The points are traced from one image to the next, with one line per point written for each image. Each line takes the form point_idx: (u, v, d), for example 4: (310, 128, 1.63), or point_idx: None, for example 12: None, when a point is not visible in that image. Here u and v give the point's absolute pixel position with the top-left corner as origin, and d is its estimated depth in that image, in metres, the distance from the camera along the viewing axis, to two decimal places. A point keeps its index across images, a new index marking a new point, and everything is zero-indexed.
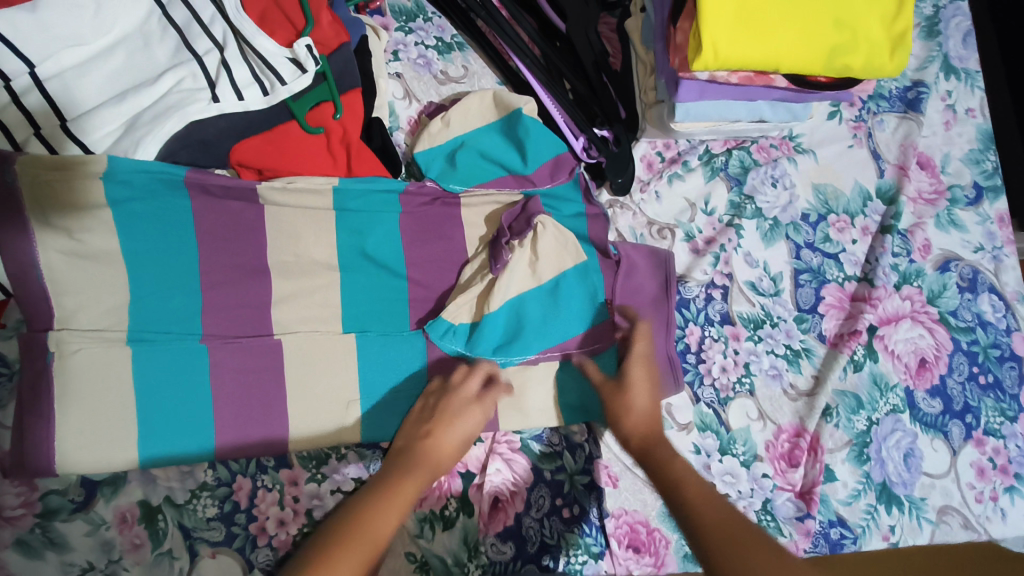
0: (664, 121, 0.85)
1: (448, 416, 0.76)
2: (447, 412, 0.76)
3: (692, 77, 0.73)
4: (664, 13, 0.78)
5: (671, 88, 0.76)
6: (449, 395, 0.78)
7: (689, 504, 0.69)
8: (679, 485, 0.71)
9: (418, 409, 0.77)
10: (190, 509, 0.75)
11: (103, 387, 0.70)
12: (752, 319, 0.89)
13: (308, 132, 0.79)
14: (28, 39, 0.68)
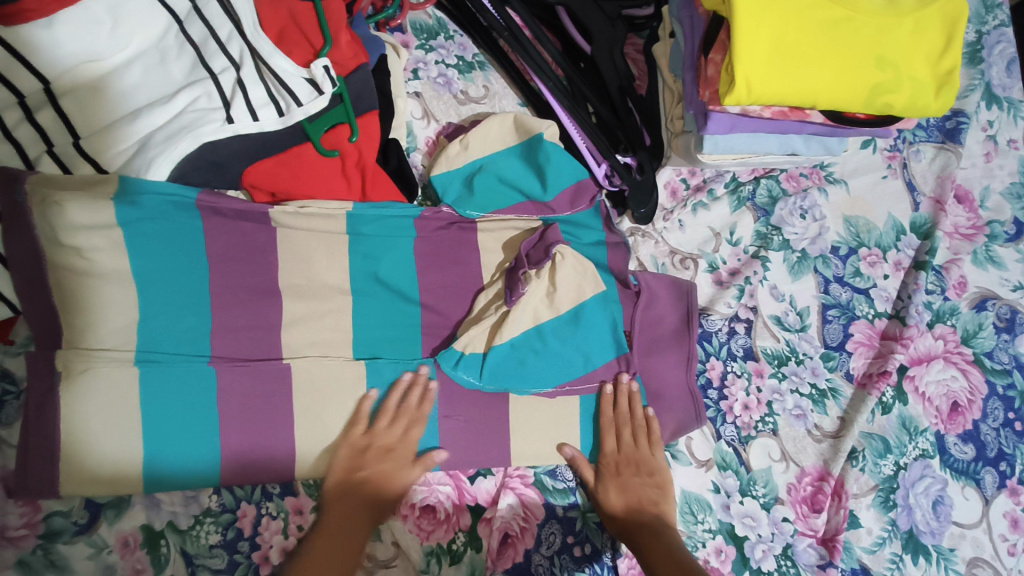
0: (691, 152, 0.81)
1: (381, 460, 0.73)
2: (379, 455, 0.74)
3: (722, 110, 0.70)
4: (694, 43, 0.75)
5: (700, 120, 0.73)
6: (381, 433, 0.74)
7: None
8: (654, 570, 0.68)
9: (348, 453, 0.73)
10: (192, 535, 0.73)
11: (111, 409, 0.68)
12: (776, 355, 0.85)
13: (323, 154, 0.78)
14: (40, 54, 0.67)
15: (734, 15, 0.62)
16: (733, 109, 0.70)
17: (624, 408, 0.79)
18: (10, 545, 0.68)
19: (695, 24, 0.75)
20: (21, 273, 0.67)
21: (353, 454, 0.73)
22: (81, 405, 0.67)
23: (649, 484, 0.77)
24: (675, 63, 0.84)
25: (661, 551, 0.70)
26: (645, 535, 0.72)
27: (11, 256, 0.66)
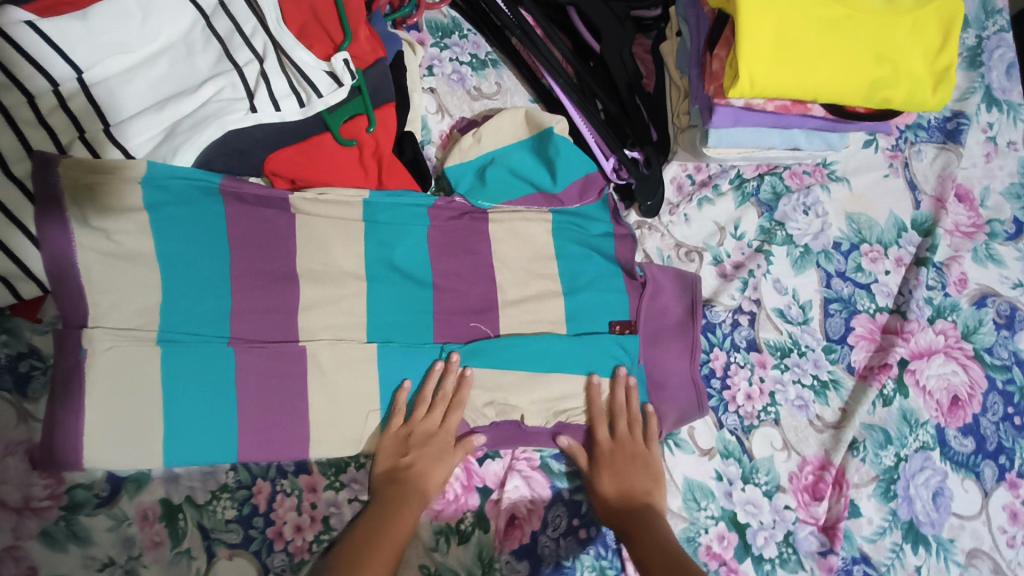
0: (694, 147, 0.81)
1: (427, 445, 0.76)
2: (422, 440, 0.77)
3: (726, 103, 0.70)
4: (700, 41, 0.76)
5: (705, 115, 0.73)
6: (419, 422, 0.77)
7: (634, 538, 0.71)
8: (637, 535, 0.71)
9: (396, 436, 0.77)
10: (209, 510, 0.76)
11: (133, 386, 0.71)
12: (778, 347, 0.87)
13: (341, 144, 0.80)
14: (75, 43, 0.71)
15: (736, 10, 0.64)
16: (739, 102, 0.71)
17: (620, 399, 0.81)
18: (34, 515, 0.72)
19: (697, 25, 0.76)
20: (52, 258, 0.70)
21: (397, 442, 0.77)
22: (103, 381, 0.70)
23: (642, 473, 0.78)
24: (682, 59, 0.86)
25: (639, 515, 0.74)
26: (635, 525, 0.72)
27: (42, 233, 0.69)
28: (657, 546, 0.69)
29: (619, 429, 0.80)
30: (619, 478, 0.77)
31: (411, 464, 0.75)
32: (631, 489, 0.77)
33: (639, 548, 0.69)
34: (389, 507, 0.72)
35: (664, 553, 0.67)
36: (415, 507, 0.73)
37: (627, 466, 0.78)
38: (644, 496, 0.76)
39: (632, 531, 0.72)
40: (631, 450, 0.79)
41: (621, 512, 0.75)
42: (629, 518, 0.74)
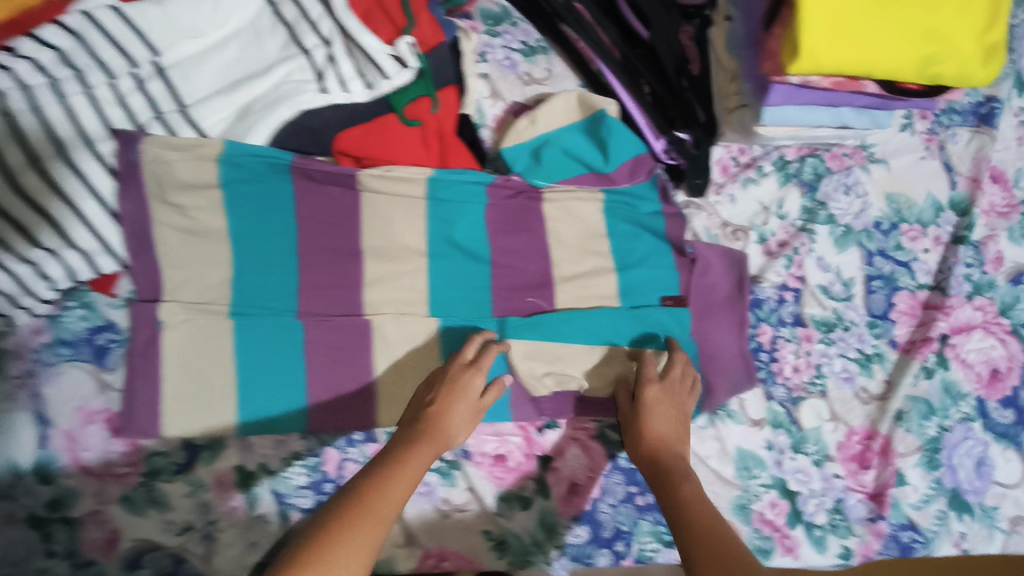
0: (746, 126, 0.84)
1: (457, 388, 0.75)
2: (455, 385, 0.75)
3: (783, 80, 0.73)
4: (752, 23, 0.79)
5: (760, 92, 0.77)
6: (452, 366, 0.76)
7: (672, 506, 0.68)
8: (673, 500, 0.69)
9: (430, 381, 0.76)
10: (282, 476, 0.79)
11: (204, 356, 0.77)
12: (824, 322, 0.90)
13: (405, 123, 0.84)
14: (154, 27, 0.75)
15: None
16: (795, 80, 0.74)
17: (674, 372, 0.79)
18: (117, 480, 0.76)
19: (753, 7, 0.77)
20: (132, 233, 0.76)
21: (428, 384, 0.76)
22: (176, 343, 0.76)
23: (671, 423, 0.76)
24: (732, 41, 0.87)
25: (677, 479, 0.71)
26: (668, 476, 0.71)
27: (124, 211, 0.76)
28: (698, 518, 0.65)
29: (671, 373, 0.79)
30: (662, 426, 0.76)
31: (433, 403, 0.73)
32: (664, 443, 0.75)
33: (679, 516, 0.66)
34: (398, 452, 0.68)
35: (705, 525, 0.65)
36: (429, 450, 0.69)
37: (659, 411, 0.76)
38: (678, 447, 0.75)
39: (667, 489, 0.70)
40: (667, 396, 0.78)
41: (654, 472, 0.73)
42: (662, 477, 0.72)
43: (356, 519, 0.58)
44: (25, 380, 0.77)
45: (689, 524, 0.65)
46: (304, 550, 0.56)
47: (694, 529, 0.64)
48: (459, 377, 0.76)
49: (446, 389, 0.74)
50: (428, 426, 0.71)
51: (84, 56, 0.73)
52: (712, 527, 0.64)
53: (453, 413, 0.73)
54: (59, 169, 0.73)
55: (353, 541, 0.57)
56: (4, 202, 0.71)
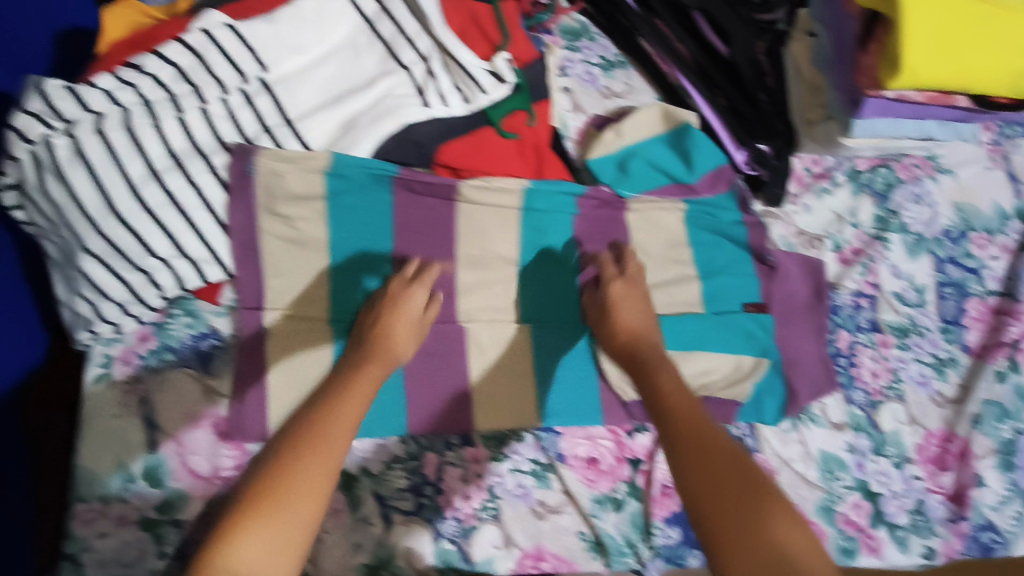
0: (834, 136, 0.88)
1: (395, 304, 0.77)
2: (394, 299, 0.77)
3: (879, 95, 0.76)
4: (841, 39, 0.82)
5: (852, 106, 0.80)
6: (395, 281, 0.79)
7: (663, 408, 0.69)
8: (661, 401, 0.70)
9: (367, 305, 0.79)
10: (384, 479, 0.80)
11: (307, 363, 0.78)
12: (899, 327, 0.92)
13: (503, 136, 0.86)
14: (264, 45, 0.78)
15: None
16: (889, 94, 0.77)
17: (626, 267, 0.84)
18: (224, 484, 0.76)
19: (842, 26, 0.82)
20: (239, 243, 0.78)
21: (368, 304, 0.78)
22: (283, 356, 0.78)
23: (649, 326, 0.78)
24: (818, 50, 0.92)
25: (660, 379, 0.72)
26: (646, 365, 0.74)
27: (234, 221, 0.78)
28: (690, 428, 0.66)
29: (629, 270, 0.83)
30: (633, 318, 0.79)
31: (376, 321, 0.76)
32: (636, 334, 0.77)
33: (669, 419, 0.67)
34: (348, 373, 0.73)
35: (688, 437, 0.65)
36: (379, 366, 0.73)
37: (626, 305, 0.80)
38: (651, 339, 0.77)
39: (647, 377, 0.73)
40: (628, 290, 0.81)
41: (637, 366, 0.74)
42: (643, 372, 0.73)
43: (301, 460, 0.64)
44: (134, 386, 0.78)
45: (677, 434, 0.66)
46: (226, 522, 0.59)
47: (676, 414, 0.68)
48: (399, 295, 0.77)
49: (387, 304, 0.77)
50: (378, 343, 0.75)
51: (203, 74, 0.76)
52: (705, 438, 0.65)
53: (399, 326, 0.76)
54: (175, 179, 0.74)
55: (313, 454, 0.64)
56: (124, 213, 0.72)
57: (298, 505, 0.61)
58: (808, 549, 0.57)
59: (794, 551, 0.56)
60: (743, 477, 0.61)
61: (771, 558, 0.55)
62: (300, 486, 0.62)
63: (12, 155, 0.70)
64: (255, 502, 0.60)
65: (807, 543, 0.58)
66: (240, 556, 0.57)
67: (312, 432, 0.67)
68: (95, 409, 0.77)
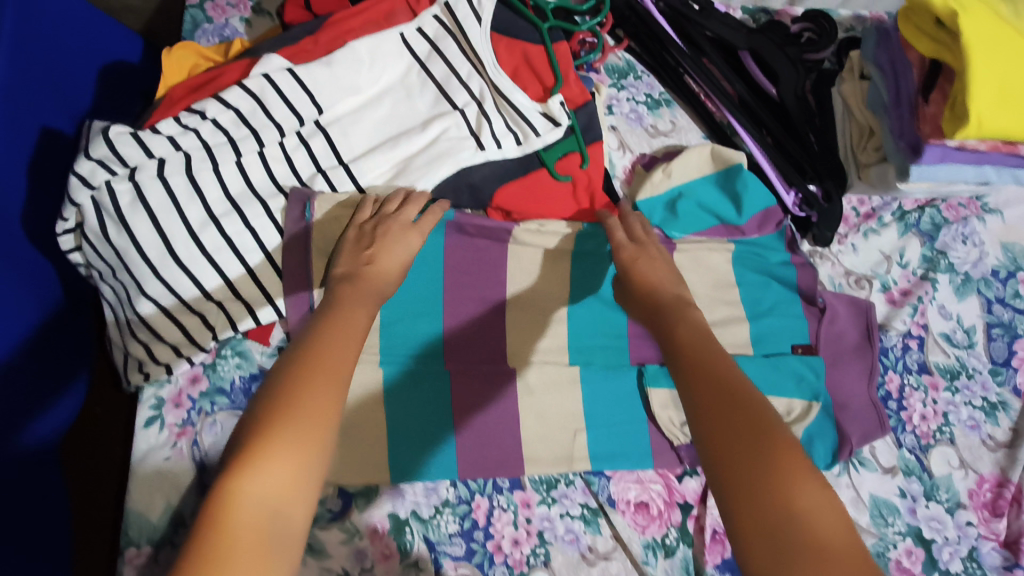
0: (884, 181, 0.88)
1: (390, 238, 0.74)
2: (388, 234, 0.74)
3: (939, 143, 0.79)
4: (898, 86, 0.86)
5: (909, 152, 0.82)
6: (387, 215, 0.75)
7: (677, 352, 0.63)
8: (675, 344, 0.64)
9: (356, 237, 0.74)
10: (434, 523, 0.79)
11: (359, 407, 0.79)
12: (948, 369, 0.92)
13: (557, 179, 0.86)
14: (322, 88, 0.79)
15: (966, 43, 0.71)
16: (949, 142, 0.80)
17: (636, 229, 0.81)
18: None
19: (901, 74, 0.85)
20: (293, 287, 0.76)
21: (358, 238, 0.74)
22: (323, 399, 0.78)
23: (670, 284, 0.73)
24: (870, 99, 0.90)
25: (677, 326, 0.66)
26: (666, 314, 0.68)
27: (286, 265, 0.77)
28: (702, 368, 0.59)
29: (637, 233, 0.80)
30: (652, 273, 0.74)
31: (370, 258, 0.72)
32: (648, 287, 0.73)
33: (681, 362, 0.61)
34: (341, 302, 0.66)
35: (703, 377, 0.59)
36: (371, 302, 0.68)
37: (643, 265, 0.75)
38: (671, 288, 0.72)
39: (666, 318, 0.67)
40: (639, 251, 0.77)
41: (655, 319, 0.69)
42: (660, 321, 0.68)
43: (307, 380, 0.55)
44: (185, 430, 0.78)
45: (687, 374, 0.60)
46: (236, 450, 0.51)
47: (684, 353, 0.62)
48: (394, 230, 0.74)
49: (376, 239, 0.73)
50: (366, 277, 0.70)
51: (261, 117, 0.77)
52: (720, 377, 0.58)
53: (388, 252, 0.73)
54: (233, 224, 0.75)
55: (324, 376, 0.56)
56: (182, 256, 0.74)
57: (313, 426, 0.53)
58: (830, 511, 0.51)
59: (807, 511, 0.50)
60: (760, 423, 0.55)
61: (782, 508, 0.50)
62: (310, 406, 0.53)
63: (73, 201, 0.72)
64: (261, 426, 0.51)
65: (829, 506, 0.51)
66: (250, 490, 0.48)
67: (315, 351, 0.58)
68: (145, 452, 0.76)
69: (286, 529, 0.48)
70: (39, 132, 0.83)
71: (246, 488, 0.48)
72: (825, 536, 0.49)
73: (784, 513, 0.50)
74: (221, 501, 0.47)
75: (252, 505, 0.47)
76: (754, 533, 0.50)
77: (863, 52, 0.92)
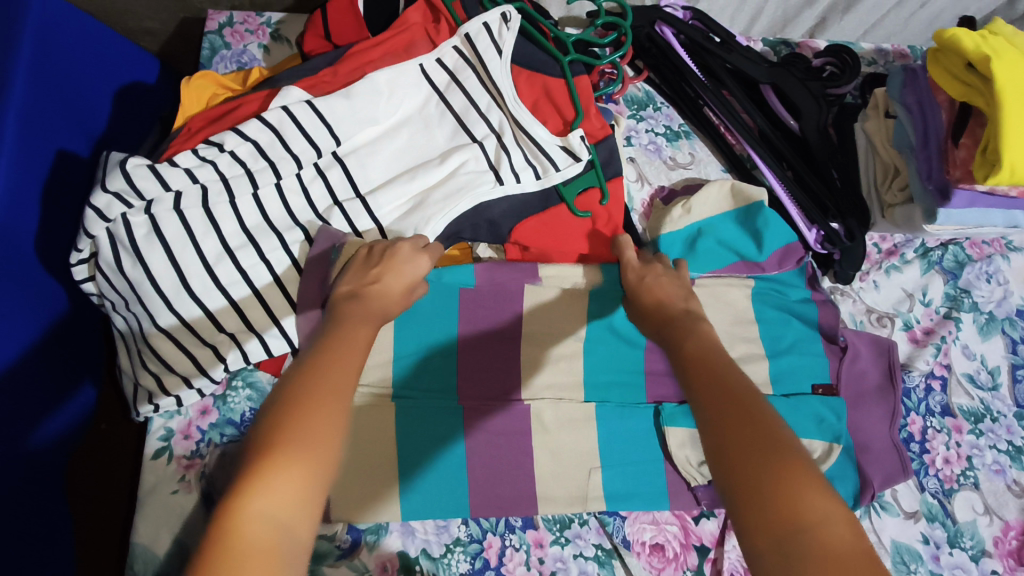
0: (913, 222, 0.88)
1: (399, 262, 0.68)
2: (397, 258, 0.68)
3: (968, 187, 0.79)
4: (926, 129, 0.84)
5: (938, 195, 0.83)
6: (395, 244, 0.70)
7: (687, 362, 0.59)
8: (684, 355, 0.60)
9: (364, 257, 0.69)
10: (445, 563, 0.77)
11: (372, 441, 0.78)
12: (972, 412, 0.90)
13: (576, 215, 0.85)
14: (341, 120, 0.78)
15: (1000, 90, 0.70)
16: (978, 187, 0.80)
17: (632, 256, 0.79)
18: None
19: (929, 116, 0.84)
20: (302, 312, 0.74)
21: (365, 260, 0.68)
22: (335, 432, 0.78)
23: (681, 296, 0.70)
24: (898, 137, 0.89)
25: (690, 338, 0.61)
26: (676, 326, 0.64)
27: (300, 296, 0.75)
28: (714, 378, 0.56)
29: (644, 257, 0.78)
30: (666, 290, 0.71)
31: (376, 278, 0.65)
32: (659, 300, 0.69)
33: (690, 372, 0.57)
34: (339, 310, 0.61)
35: (714, 388, 0.55)
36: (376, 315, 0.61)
37: (656, 283, 0.73)
38: (682, 303, 0.69)
39: (677, 330, 0.63)
40: (654, 273, 0.75)
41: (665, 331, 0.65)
42: (670, 333, 0.64)
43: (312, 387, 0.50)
44: (193, 462, 0.77)
45: (696, 386, 0.56)
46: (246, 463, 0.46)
47: (699, 364, 0.58)
48: (404, 254, 0.69)
49: (384, 258, 0.68)
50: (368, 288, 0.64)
51: (279, 150, 0.76)
52: (732, 387, 0.54)
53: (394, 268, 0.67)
54: (248, 256, 0.75)
55: (327, 381, 0.50)
56: (196, 289, 0.73)
57: (318, 439, 0.47)
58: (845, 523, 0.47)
59: (823, 524, 0.46)
60: (779, 435, 0.51)
61: (795, 525, 0.46)
62: (319, 415, 0.48)
63: (89, 233, 0.72)
64: (258, 442, 0.46)
65: (844, 521, 0.47)
66: (264, 512, 0.43)
67: (314, 356, 0.53)
68: (153, 484, 0.75)
69: (296, 545, 0.44)
70: (55, 156, 0.83)
71: (255, 504, 0.43)
72: (842, 552, 0.45)
73: (795, 526, 0.46)
74: (225, 521, 0.42)
75: (262, 522, 0.43)
76: (768, 549, 0.45)
77: (890, 90, 0.91)
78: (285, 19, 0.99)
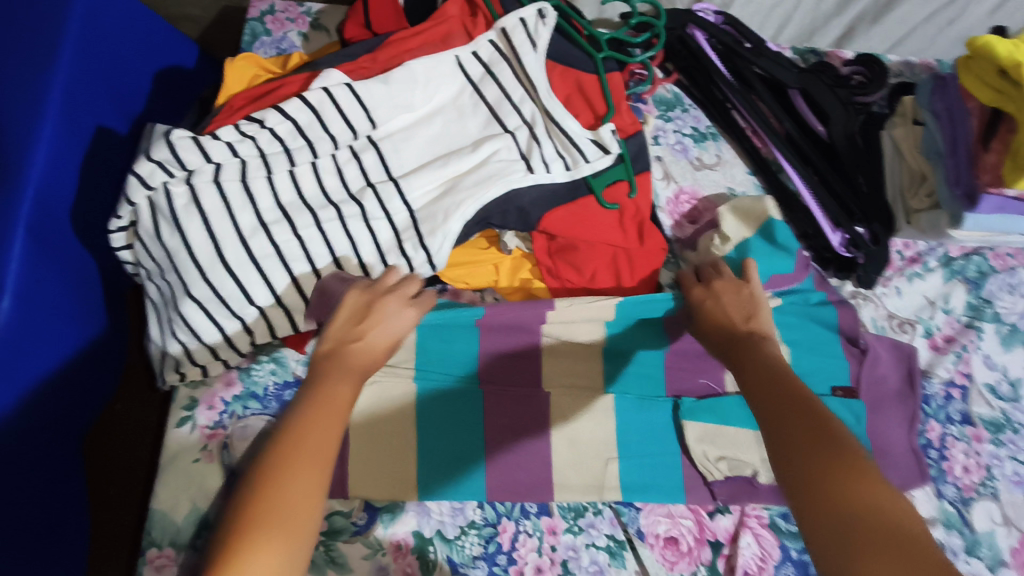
0: (936, 228, 0.89)
1: (386, 314, 0.70)
2: (384, 311, 0.70)
3: (998, 192, 0.81)
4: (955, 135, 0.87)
5: (967, 202, 0.84)
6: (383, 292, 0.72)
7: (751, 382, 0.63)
8: (746, 377, 0.64)
9: (349, 311, 0.70)
10: (458, 544, 0.78)
11: (396, 419, 0.80)
12: (992, 422, 0.89)
13: (605, 207, 0.86)
14: (378, 103, 0.81)
15: None
16: (1008, 193, 0.82)
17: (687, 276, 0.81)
18: None
19: (958, 122, 0.87)
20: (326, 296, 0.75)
21: (354, 311, 0.70)
22: (366, 423, 0.79)
23: (742, 314, 0.73)
24: (926, 145, 0.91)
25: (751, 358, 0.66)
26: (736, 348, 0.68)
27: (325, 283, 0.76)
28: (776, 395, 0.60)
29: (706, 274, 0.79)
30: (732, 307, 0.74)
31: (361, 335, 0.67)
32: (723, 317, 0.73)
33: (753, 392, 0.62)
34: (318, 375, 0.63)
35: (780, 402, 0.59)
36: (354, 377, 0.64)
37: (730, 301, 0.75)
38: (746, 323, 0.72)
39: (738, 354, 0.67)
40: (728, 292, 0.76)
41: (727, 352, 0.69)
42: (733, 353, 0.68)
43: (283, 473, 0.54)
44: (215, 432, 0.78)
45: (763, 401, 0.60)
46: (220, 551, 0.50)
47: (758, 388, 0.62)
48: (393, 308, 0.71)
49: (369, 315, 0.69)
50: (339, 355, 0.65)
51: (318, 130, 0.79)
52: (795, 402, 0.59)
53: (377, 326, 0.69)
54: (283, 232, 0.76)
55: (300, 467, 0.54)
56: (231, 261, 0.74)
57: (285, 527, 0.52)
58: (905, 518, 0.50)
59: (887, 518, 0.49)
60: (836, 443, 0.54)
61: (861, 517, 0.49)
62: (287, 500, 0.53)
63: (130, 200, 0.73)
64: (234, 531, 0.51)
65: (905, 512, 0.50)
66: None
67: (295, 432, 0.57)
68: (175, 452, 0.76)
69: None
70: (95, 131, 0.85)
71: None
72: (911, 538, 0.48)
73: (859, 520, 0.49)
74: None
75: None
76: (829, 551, 0.49)
77: (919, 99, 0.93)
78: (325, 9, 1.02)
